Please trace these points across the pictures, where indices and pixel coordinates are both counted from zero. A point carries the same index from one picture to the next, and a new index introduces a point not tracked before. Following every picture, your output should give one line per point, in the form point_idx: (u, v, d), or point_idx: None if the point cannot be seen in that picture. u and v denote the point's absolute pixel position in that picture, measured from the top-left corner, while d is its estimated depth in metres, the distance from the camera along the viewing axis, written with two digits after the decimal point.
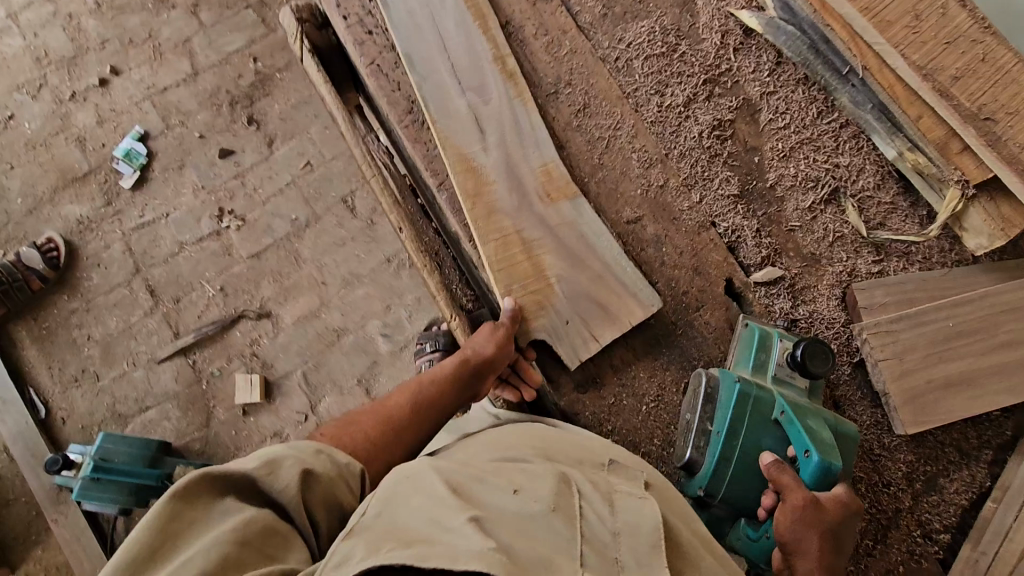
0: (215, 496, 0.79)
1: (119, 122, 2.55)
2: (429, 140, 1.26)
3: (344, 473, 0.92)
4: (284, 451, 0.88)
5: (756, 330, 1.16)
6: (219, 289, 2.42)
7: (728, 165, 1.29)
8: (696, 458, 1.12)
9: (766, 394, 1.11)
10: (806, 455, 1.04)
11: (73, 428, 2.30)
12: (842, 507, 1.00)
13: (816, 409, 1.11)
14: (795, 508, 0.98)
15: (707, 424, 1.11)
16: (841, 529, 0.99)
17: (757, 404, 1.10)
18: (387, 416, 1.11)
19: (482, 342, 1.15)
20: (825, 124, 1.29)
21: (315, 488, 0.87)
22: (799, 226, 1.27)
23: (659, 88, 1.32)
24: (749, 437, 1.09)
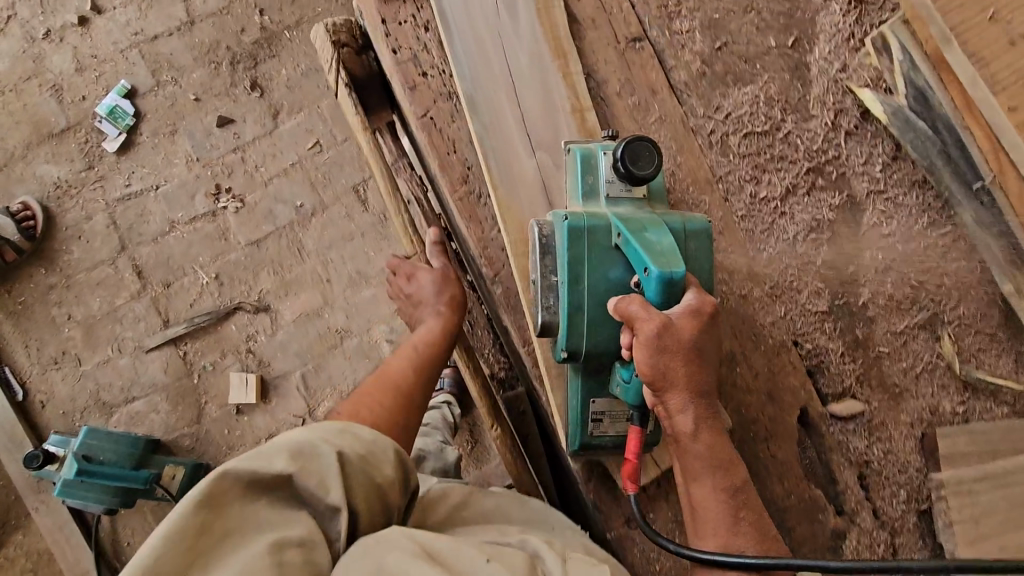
0: (241, 495, 0.69)
1: (102, 72, 2.23)
2: (486, 219, 1.06)
3: (377, 454, 0.81)
4: (315, 434, 0.78)
5: (577, 152, 0.97)
6: (213, 276, 2.23)
7: (820, 274, 1.13)
8: (550, 320, 0.92)
9: (599, 221, 0.90)
10: (646, 275, 0.82)
11: (53, 414, 2.15)
12: (700, 317, 0.80)
13: (657, 220, 0.90)
14: (648, 338, 0.78)
15: (551, 276, 0.93)
16: (706, 341, 0.81)
17: (591, 236, 0.89)
18: (392, 379, 0.96)
19: (433, 286, 1.11)
20: (934, 237, 1.12)
21: (354, 474, 0.77)
22: (887, 352, 1.14)
23: (755, 174, 1.12)
24: (594, 276, 0.89)
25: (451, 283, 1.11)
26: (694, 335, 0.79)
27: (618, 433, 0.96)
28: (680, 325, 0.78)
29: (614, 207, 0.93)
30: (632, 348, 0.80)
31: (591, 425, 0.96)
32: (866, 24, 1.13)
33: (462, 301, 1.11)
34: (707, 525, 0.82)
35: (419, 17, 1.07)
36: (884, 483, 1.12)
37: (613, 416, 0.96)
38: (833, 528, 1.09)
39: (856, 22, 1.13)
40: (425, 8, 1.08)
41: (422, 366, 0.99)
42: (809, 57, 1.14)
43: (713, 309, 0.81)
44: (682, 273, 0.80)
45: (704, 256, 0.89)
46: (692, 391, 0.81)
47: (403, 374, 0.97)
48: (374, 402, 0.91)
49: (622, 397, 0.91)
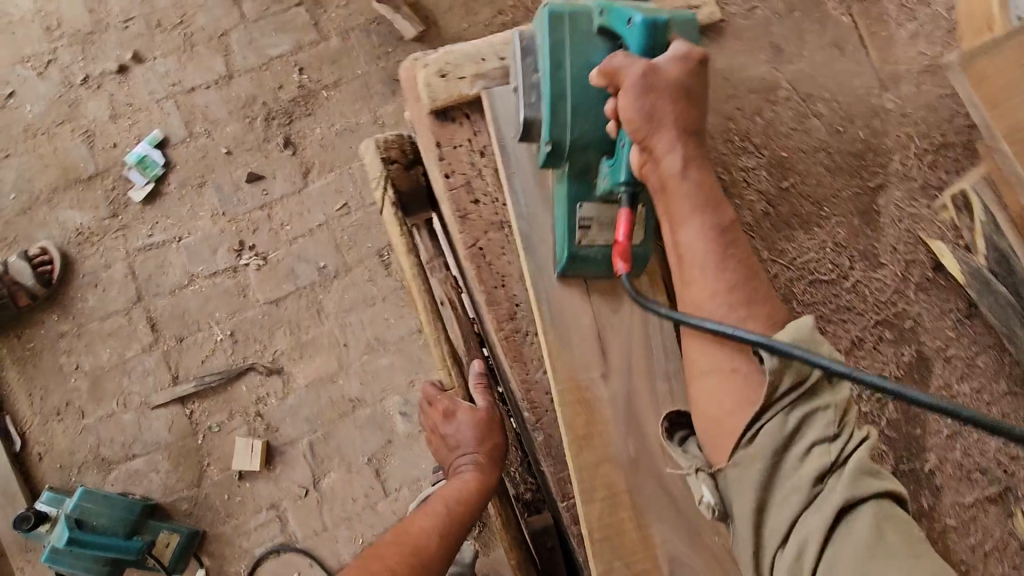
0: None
1: (136, 121, 2.22)
2: (532, 359, 1.00)
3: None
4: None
5: None
6: (228, 333, 2.17)
7: (884, 436, 1.06)
8: (534, 119, 0.88)
9: (580, 7, 0.84)
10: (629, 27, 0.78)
11: (50, 467, 2.07)
12: (688, 61, 0.77)
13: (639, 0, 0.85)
14: (634, 79, 0.75)
15: (534, 75, 0.88)
16: (695, 90, 0.78)
17: (573, 22, 0.83)
18: (412, 540, 0.93)
19: (468, 432, 1.04)
20: (1007, 404, 1.06)
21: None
22: (954, 527, 1.05)
23: (820, 324, 1.06)
24: (578, 62, 0.83)
25: (489, 432, 1.05)
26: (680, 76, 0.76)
27: (606, 242, 0.93)
28: (667, 68, 0.76)
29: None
30: (619, 100, 0.77)
31: (579, 233, 0.92)
32: (941, 173, 1.10)
33: (497, 450, 1.05)
34: (693, 283, 0.77)
35: (475, 140, 1.03)
36: None
37: (601, 224, 0.92)
38: None
39: (930, 170, 1.10)
40: (483, 132, 1.03)
41: (444, 530, 0.96)
42: (880, 202, 1.10)
43: (700, 56, 0.77)
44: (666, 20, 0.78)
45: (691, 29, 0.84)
46: (681, 128, 0.77)
47: (426, 539, 0.94)
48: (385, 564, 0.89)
49: (609, 185, 0.87)
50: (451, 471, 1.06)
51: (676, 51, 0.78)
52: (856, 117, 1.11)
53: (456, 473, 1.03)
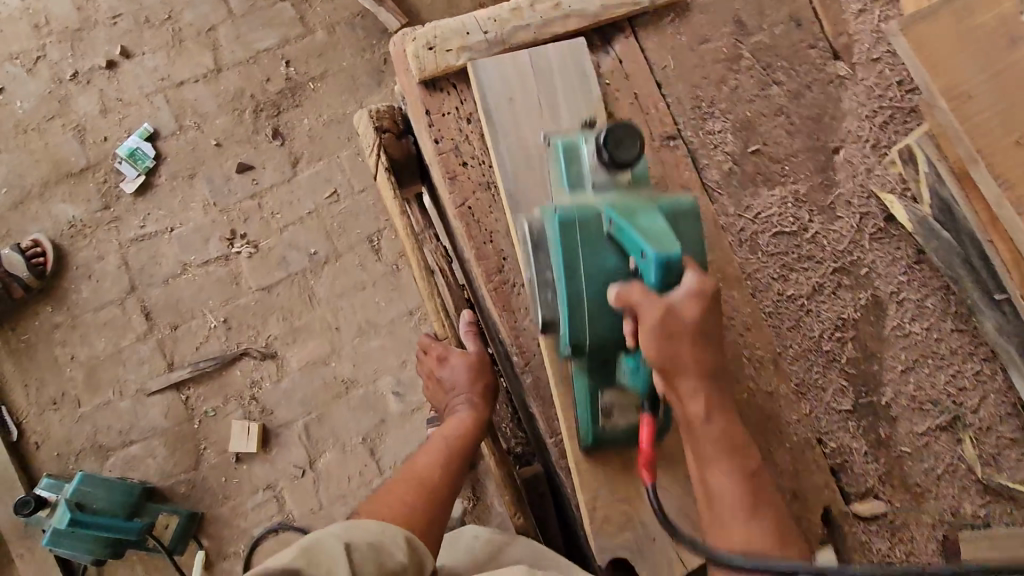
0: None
1: (126, 115, 2.26)
2: (519, 308, 1.07)
3: (385, 545, 0.84)
4: (326, 534, 0.82)
5: (560, 145, 0.94)
6: (222, 321, 2.22)
7: (844, 373, 1.15)
8: (551, 315, 0.94)
9: (587, 207, 0.87)
10: (641, 260, 0.78)
11: (48, 456, 2.10)
12: (704, 298, 0.78)
13: (646, 198, 0.86)
14: (652, 325, 0.77)
15: (547, 272, 0.93)
16: (710, 325, 0.80)
17: (583, 228, 0.86)
18: (420, 478, 0.99)
19: (463, 371, 1.14)
20: (954, 340, 1.16)
21: (367, 564, 0.80)
22: (909, 452, 1.15)
23: (783, 273, 1.15)
24: (590, 270, 0.86)
25: (483, 375, 1.15)
26: (698, 318, 0.78)
27: (629, 422, 0.96)
28: (684, 311, 0.77)
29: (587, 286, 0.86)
30: (638, 334, 0.80)
31: (603, 417, 0.96)
32: (890, 133, 1.19)
33: (490, 392, 1.14)
34: (725, 527, 0.82)
35: (462, 108, 1.11)
36: None
37: (622, 405, 0.96)
38: None
39: (880, 129, 1.20)
40: (469, 100, 1.11)
41: (449, 467, 1.03)
42: (835, 160, 1.20)
43: (710, 291, 0.78)
44: (679, 255, 0.76)
45: (693, 241, 0.86)
46: (701, 373, 0.81)
47: (435, 478, 1.00)
48: (399, 502, 0.94)
49: (630, 383, 0.91)
50: (446, 412, 1.14)
51: (690, 283, 0.78)
52: (811, 84, 1.22)
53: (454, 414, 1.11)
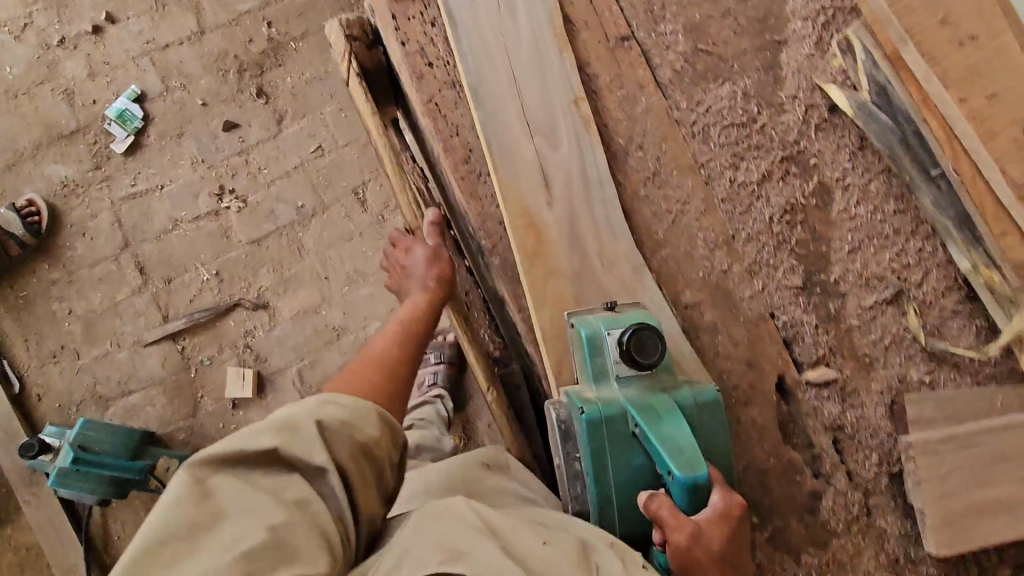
0: (233, 471, 0.76)
1: (113, 78, 2.32)
2: (485, 196, 1.15)
3: (358, 421, 0.85)
4: (297, 412, 0.82)
5: (582, 330, 1.01)
6: (214, 274, 2.29)
7: (795, 253, 1.22)
8: (580, 508, 1.01)
9: (613, 408, 0.97)
10: (669, 477, 0.89)
11: (50, 407, 2.18)
12: (728, 522, 0.86)
13: (667, 402, 0.97)
14: (680, 550, 0.83)
15: (575, 464, 1.01)
16: (738, 551, 0.86)
17: (609, 426, 0.96)
18: (377, 360, 1.01)
19: (425, 258, 1.21)
20: (897, 220, 1.23)
21: (339, 441, 0.82)
22: (857, 326, 1.22)
23: (734, 161, 1.22)
24: (619, 468, 0.96)
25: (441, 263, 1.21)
26: (723, 545, 0.84)
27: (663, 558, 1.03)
28: (710, 534, 0.84)
29: (616, 462, 0.96)
30: (665, 542, 0.85)
31: None
32: (831, 30, 1.27)
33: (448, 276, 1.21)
34: None
35: (427, 15, 1.18)
36: (857, 447, 1.19)
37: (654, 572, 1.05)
38: (809, 490, 1.17)
39: (823, 27, 1.27)
40: (432, 6, 1.18)
41: (403, 344, 1.07)
42: (782, 57, 1.27)
43: (738, 512, 0.87)
44: (705, 475, 0.87)
45: (717, 418, 1.00)
46: None
47: (393, 357, 1.03)
48: (358, 381, 0.96)
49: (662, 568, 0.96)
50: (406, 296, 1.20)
51: (716, 505, 0.87)
52: None
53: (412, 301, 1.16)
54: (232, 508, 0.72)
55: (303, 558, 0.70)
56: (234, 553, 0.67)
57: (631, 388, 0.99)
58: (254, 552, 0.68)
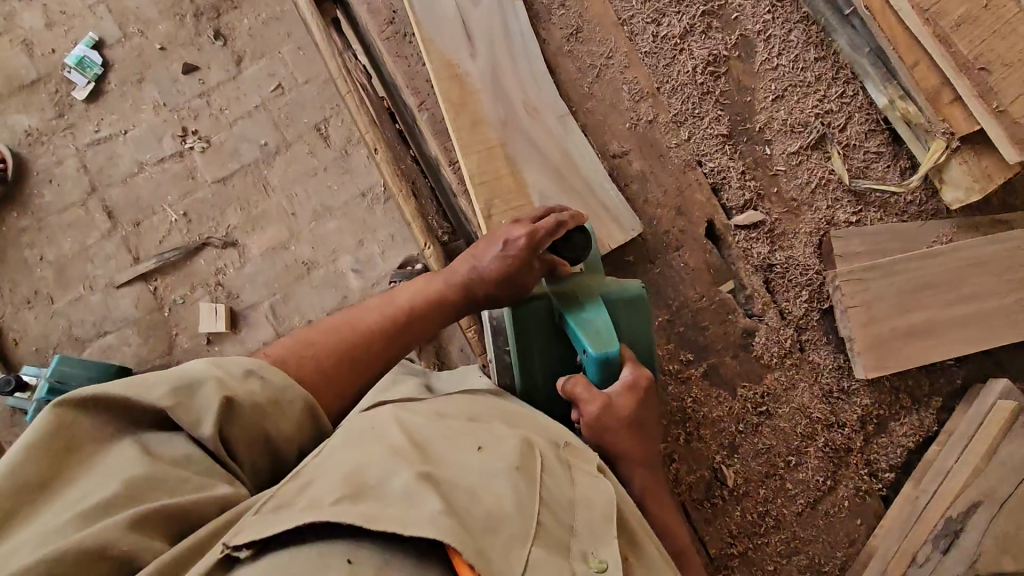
0: (108, 422, 0.62)
1: (70, 27, 2.02)
2: (411, 55, 1.19)
3: (281, 407, 0.72)
4: (207, 369, 0.68)
5: None
6: (182, 215, 1.98)
7: (719, 104, 1.25)
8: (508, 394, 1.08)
9: (539, 301, 0.99)
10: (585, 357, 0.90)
11: (27, 350, 1.90)
12: (638, 392, 0.88)
13: (594, 290, 0.97)
14: (591, 421, 0.86)
15: (506, 354, 1.07)
16: (646, 417, 0.88)
17: (534, 317, 0.99)
18: (358, 338, 0.86)
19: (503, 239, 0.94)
20: (819, 67, 1.25)
21: (241, 420, 0.68)
22: (783, 171, 1.25)
23: (656, 17, 1.25)
24: (543, 355, 1.01)
25: (512, 271, 0.92)
26: (634, 413, 0.87)
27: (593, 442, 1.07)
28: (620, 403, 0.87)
29: (546, 352, 1.02)
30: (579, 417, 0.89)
31: None
32: None
33: (509, 281, 0.94)
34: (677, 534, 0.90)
35: None
36: (788, 285, 1.22)
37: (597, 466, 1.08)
38: (742, 327, 1.20)
39: None
40: None
41: (379, 339, 0.87)
42: None
43: (648, 385, 0.88)
44: (617, 352, 0.88)
45: (643, 306, 1.00)
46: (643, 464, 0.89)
47: (368, 352, 0.86)
48: (314, 361, 0.80)
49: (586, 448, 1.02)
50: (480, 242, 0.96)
51: (627, 378, 0.89)
52: None
53: (454, 264, 0.96)
54: (94, 466, 0.59)
55: (166, 522, 0.58)
56: (78, 512, 0.54)
57: (560, 283, 0.98)
58: (106, 508, 0.55)
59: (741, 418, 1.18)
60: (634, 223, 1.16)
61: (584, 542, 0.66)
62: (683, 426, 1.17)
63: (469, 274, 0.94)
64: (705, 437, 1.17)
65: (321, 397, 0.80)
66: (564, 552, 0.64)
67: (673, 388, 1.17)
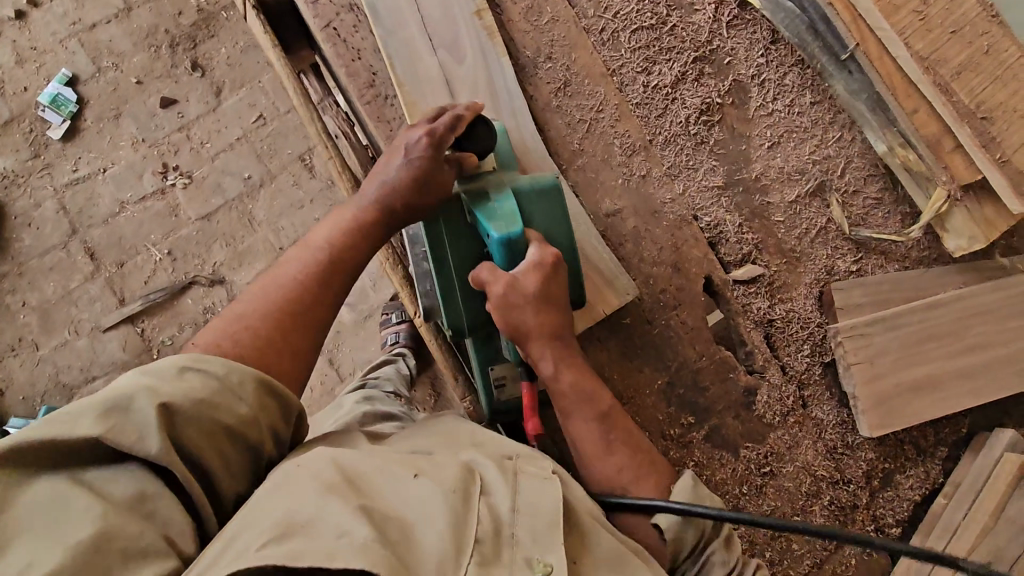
0: (47, 469, 0.59)
1: (42, 63, 1.82)
2: (393, 118, 1.14)
3: (228, 393, 0.68)
4: (138, 383, 0.64)
5: None
6: (167, 252, 1.78)
7: (714, 153, 1.21)
8: (431, 305, 1.06)
9: (449, 201, 0.93)
10: (490, 242, 0.88)
11: (13, 401, 1.71)
12: (544, 270, 0.88)
13: (502, 181, 0.93)
14: (497, 304, 0.87)
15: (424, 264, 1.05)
16: (551, 290, 0.89)
17: (447, 219, 0.94)
18: (288, 286, 0.82)
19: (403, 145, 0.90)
20: (815, 111, 1.21)
21: (188, 426, 0.64)
22: (782, 221, 1.22)
23: (646, 65, 1.20)
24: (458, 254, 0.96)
25: (421, 172, 0.88)
26: (539, 287, 0.87)
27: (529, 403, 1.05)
28: (524, 284, 0.86)
29: (456, 251, 0.94)
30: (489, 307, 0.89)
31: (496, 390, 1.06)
32: None
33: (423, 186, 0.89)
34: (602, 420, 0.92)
35: None
36: (789, 341, 1.19)
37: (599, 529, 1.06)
38: (744, 385, 1.17)
39: None
40: None
41: (311, 281, 0.83)
42: None
43: (553, 263, 0.88)
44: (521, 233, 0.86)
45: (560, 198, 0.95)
46: (548, 339, 0.91)
47: (305, 301, 0.81)
48: (248, 331, 0.76)
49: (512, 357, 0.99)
50: (382, 157, 0.92)
51: (533, 259, 0.88)
52: None
53: (363, 188, 0.91)
54: (40, 524, 0.55)
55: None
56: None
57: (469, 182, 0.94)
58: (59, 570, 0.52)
59: (746, 480, 1.16)
60: (632, 289, 1.13)
61: (531, 549, 0.65)
62: None
63: (379, 192, 0.89)
64: None
65: (270, 368, 0.75)
66: (507, 565, 0.64)
67: (675, 452, 1.15)
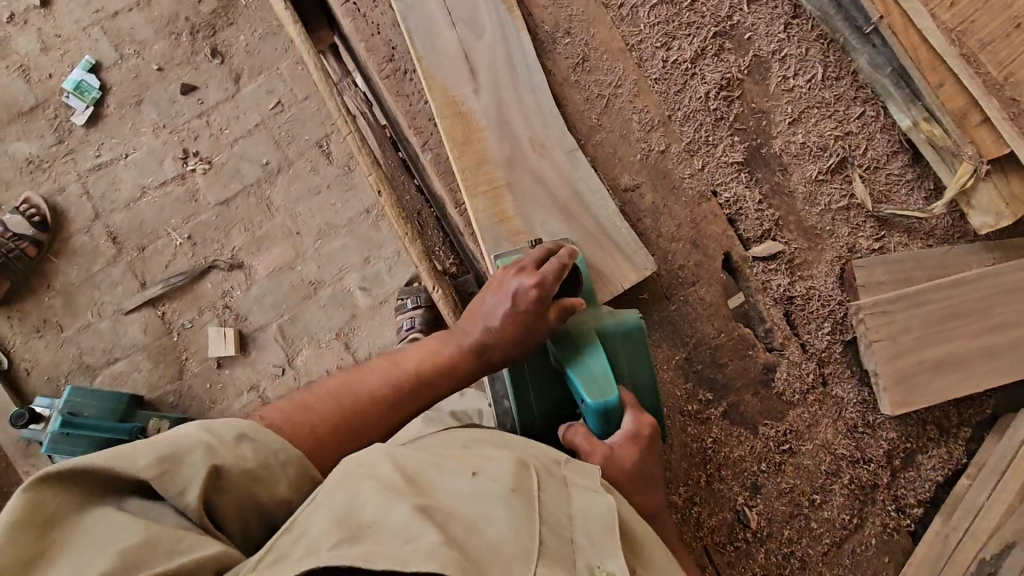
0: (93, 493, 0.58)
1: (65, 50, 1.83)
2: (413, 93, 1.15)
3: (272, 477, 0.66)
4: (197, 434, 0.63)
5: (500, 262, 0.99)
6: (187, 237, 1.80)
7: (734, 130, 1.20)
8: None
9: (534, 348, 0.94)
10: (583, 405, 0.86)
11: (39, 381, 1.74)
12: (640, 441, 0.84)
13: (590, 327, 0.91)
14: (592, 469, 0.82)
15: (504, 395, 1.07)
16: (648, 464, 0.84)
17: (530, 364, 0.94)
18: (366, 402, 0.79)
19: (510, 291, 0.86)
20: (838, 86, 1.19)
21: (228, 492, 0.63)
22: (803, 198, 1.20)
23: (665, 40, 1.19)
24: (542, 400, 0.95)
25: (525, 327, 0.85)
26: (636, 463, 0.82)
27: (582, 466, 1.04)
28: (620, 451, 0.82)
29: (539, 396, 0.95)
30: None
31: None
32: None
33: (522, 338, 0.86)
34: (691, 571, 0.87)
35: None
36: (808, 318, 1.18)
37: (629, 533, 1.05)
38: (762, 362, 1.16)
39: None
40: None
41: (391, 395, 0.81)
42: None
43: (649, 431, 0.84)
44: (617, 400, 0.84)
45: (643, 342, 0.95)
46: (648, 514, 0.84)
47: (378, 416, 0.80)
48: (308, 427, 0.73)
49: None
50: (487, 290, 0.88)
51: (628, 427, 0.84)
52: None
53: (463, 322, 0.88)
54: (79, 545, 0.54)
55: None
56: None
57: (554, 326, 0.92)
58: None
59: (764, 458, 1.15)
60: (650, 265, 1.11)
61: (590, 555, 0.64)
62: (704, 468, 1.14)
63: (481, 335, 0.86)
64: (727, 479, 1.14)
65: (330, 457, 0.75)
66: (571, 569, 0.62)
67: (693, 429, 1.15)
